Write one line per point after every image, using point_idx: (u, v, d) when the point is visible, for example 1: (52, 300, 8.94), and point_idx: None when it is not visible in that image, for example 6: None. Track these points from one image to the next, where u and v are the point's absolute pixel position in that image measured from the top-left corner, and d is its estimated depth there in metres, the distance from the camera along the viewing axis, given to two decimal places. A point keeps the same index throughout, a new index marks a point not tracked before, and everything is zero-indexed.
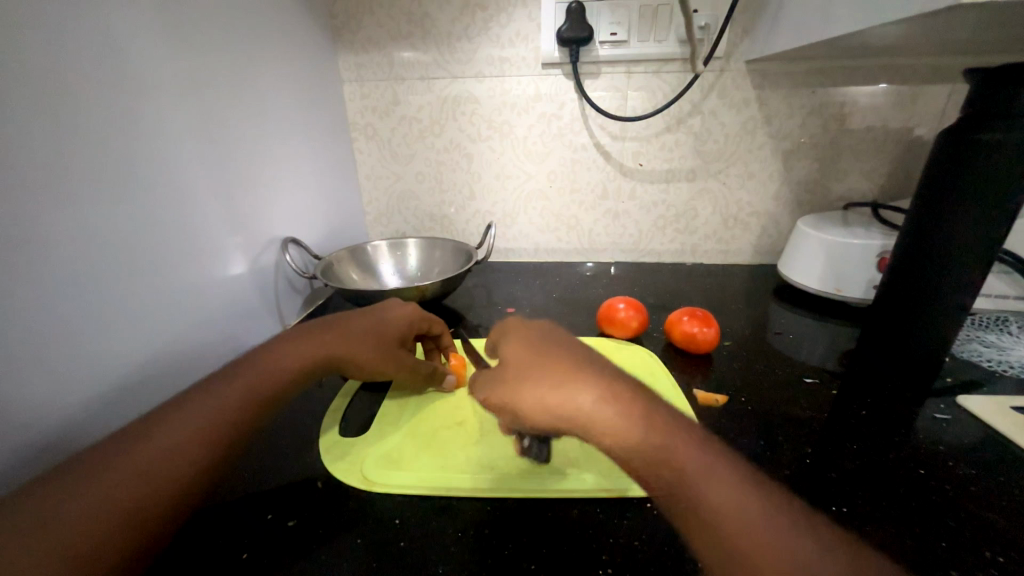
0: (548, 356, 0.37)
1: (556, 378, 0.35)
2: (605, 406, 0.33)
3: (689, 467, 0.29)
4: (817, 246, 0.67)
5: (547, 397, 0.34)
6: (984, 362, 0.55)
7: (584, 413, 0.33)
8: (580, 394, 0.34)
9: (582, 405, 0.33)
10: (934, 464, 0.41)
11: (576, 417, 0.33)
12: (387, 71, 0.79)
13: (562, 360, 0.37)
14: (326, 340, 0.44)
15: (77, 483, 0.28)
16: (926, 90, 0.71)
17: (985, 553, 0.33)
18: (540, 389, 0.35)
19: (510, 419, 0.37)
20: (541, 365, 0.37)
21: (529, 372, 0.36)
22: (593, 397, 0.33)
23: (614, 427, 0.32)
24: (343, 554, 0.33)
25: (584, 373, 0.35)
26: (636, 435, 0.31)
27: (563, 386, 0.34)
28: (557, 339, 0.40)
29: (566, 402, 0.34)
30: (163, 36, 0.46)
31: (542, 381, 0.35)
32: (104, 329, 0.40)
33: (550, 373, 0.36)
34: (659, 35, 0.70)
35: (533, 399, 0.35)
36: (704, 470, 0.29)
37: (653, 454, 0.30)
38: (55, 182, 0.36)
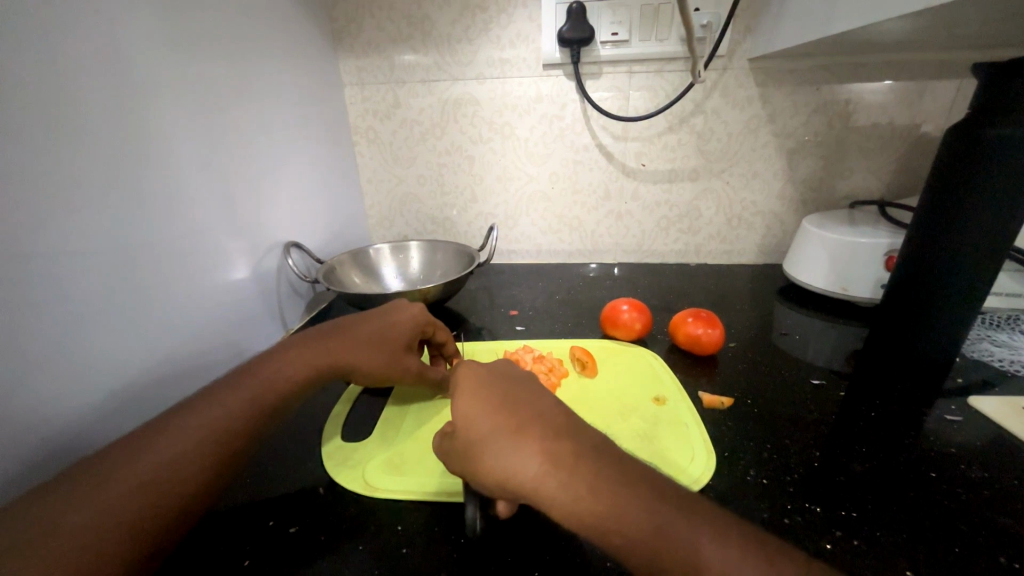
0: (492, 412, 0.34)
1: (502, 445, 0.32)
2: (557, 473, 0.30)
3: (654, 533, 0.27)
4: (823, 245, 0.66)
5: (498, 469, 0.31)
6: (995, 361, 0.54)
7: (536, 485, 0.30)
8: (527, 463, 0.30)
9: (531, 476, 0.30)
10: (945, 467, 0.40)
11: (530, 489, 0.30)
12: (388, 74, 0.79)
13: (505, 418, 0.33)
14: (328, 347, 0.43)
15: (78, 494, 0.28)
16: (933, 86, 0.70)
17: (999, 559, 0.32)
18: (488, 458, 0.32)
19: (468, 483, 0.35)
20: (485, 427, 0.33)
21: (475, 437, 0.33)
22: (543, 463, 0.30)
23: (571, 496, 0.29)
24: (345, 560, 0.33)
25: (531, 431, 0.32)
26: (594, 502, 0.28)
27: (509, 453, 0.31)
28: (501, 383, 0.36)
29: (517, 473, 0.31)
30: (162, 42, 0.46)
31: (491, 447, 0.32)
32: (105, 336, 0.40)
33: (495, 440, 0.32)
34: (660, 34, 0.70)
35: (487, 469, 0.32)
36: (670, 532, 0.27)
37: (616, 525, 0.28)
38: (56, 188, 0.36)
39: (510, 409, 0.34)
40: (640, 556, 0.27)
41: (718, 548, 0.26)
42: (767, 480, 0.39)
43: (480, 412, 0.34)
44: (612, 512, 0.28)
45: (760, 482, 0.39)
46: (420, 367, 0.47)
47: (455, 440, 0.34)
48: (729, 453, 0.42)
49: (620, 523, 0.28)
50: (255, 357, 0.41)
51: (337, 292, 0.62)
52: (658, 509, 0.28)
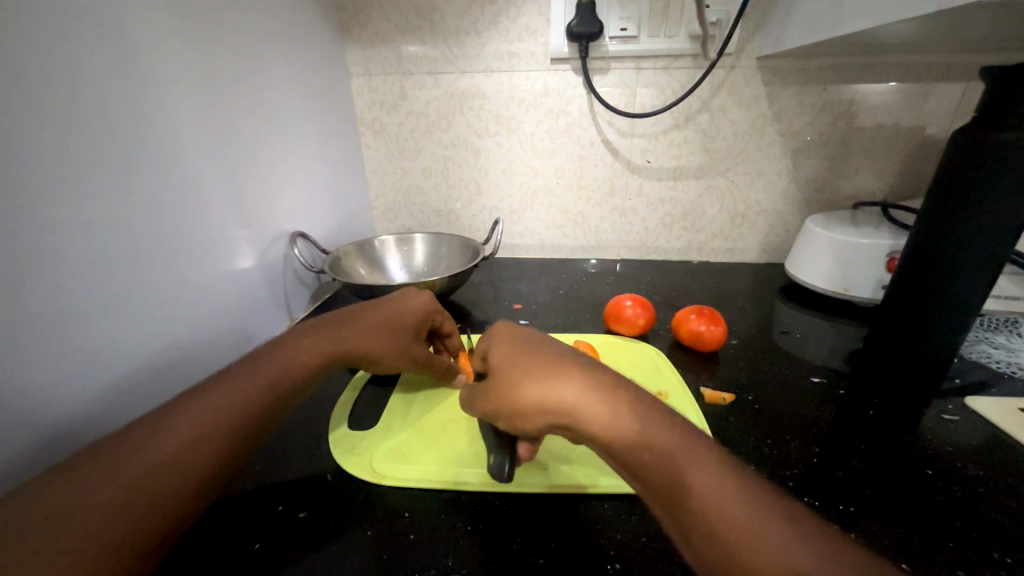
0: (529, 353, 0.36)
1: (541, 375, 0.34)
2: (589, 395, 0.32)
3: (666, 454, 0.29)
4: (825, 245, 0.67)
5: (536, 397, 0.33)
6: (993, 363, 0.55)
7: (569, 406, 0.32)
8: (563, 387, 0.32)
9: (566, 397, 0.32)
10: (941, 464, 0.41)
11: (563, 411, 0.32)
12: (395, 66, 0.78)
13: (542, 360, 0.35)
14: (339, 335, 0.44)
15: (97, 474, 0.29)
16: (939, 88, 0.70)
17: (992, 555, 0.33)
18: (527, 386, 0.34)
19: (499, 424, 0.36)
20: (522, 363, 0.35)
21: (513, 371, 0.35)
22: (580, 387, 0.32)
23: (599, 416, 0.31)
24: (354, 545, 0.33)
25: (567, 367, 0.34)
26: (617, 423, 0.31)
27: (547, 385, 0.33)
28: (533, 339, 0.39)
29: (552, 396, 0.32)
30: (171, 28, 0.46)
31: (527, 378, 0.34)
32: (112, 322, 0.40)
33: (532, 371, 0.34)
34: (669, 31, 0.70)
35: (524, 396, 0.33)
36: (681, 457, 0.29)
37: (634, 443, 0.30)
38: (62, 173, 0.36)
39: (546, 355, 0.36)
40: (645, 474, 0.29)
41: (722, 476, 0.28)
42: (767, 474, 0.40)
43: (518, 352, 0.37)
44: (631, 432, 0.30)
45: (760, 476, 0.40)
46: (427, 355, 0.48)
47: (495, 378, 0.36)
48: (730, 448, 0.43)
49: (637, 442, 0.30)
50: (264, 344, 0.41)
51: (343, 282, 0.63)
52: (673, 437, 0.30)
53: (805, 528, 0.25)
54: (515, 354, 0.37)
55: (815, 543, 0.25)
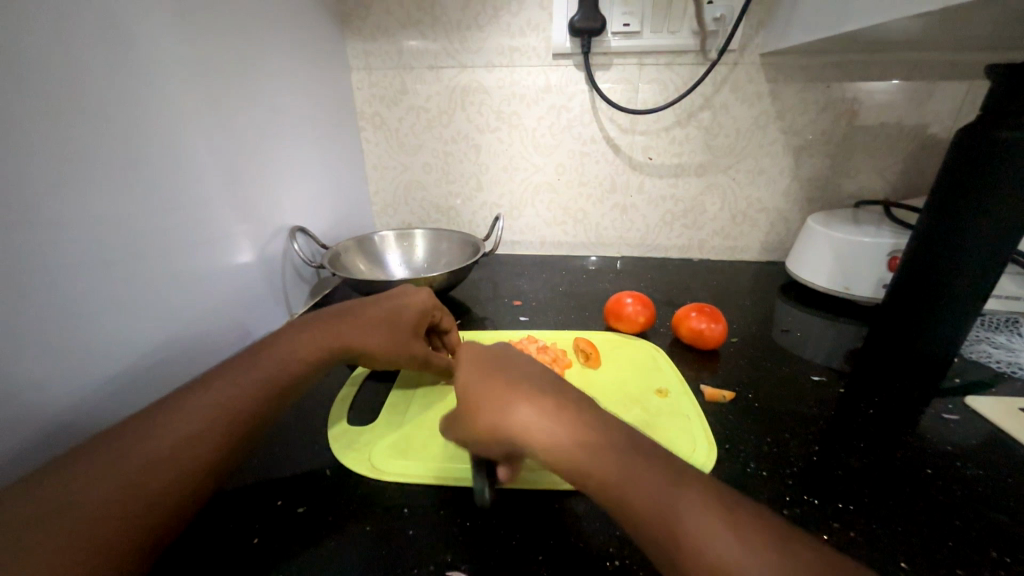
0: (493, 377, 0.36)
1: (510, 405, 0.33)
2: (545, 419, 0.32)
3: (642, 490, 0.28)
4: (827, 244, 0.66)
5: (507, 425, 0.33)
6: (993, 363, 0.55)
7: (529, 429, 0.32)
8: (521, 409, 0.33)
9: (527, 420, 0.32)
10: (940, 462, 0.41)
11: (523, 435, 0.32)
12: (395, 60, 0.78)
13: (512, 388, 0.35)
14: (338, 330, 0.44)
15: (98, 468, 0.29)
16: (942, 87, 0.70)
17: (991, 553, 0.33)
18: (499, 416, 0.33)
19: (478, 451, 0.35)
20: (490, 389, 0.35)
21: (477, 395, 0.36)
22: (538, 414, 0.32)
23: (557, 441, 0.31)
24: (352, 541, 0.33)
25: (524, 387, 0.35)
26: (580, 444, 0.30)
27: (513, 413, 0.33)
28: (500, 365, 0.38)
29: (513, 420, 0.33)
30: (171, 20, 0.46)
31: (497, 405, 0.34)
32: (110, 316, 0.40)
33: (492, 396, 0.35)
34: (673, 26, 0.69)
35: (490, 424, 0.34)
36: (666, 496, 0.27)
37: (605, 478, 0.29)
38: (59, 165, 0.36)
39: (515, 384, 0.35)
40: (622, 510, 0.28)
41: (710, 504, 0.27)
42: (766, 472, 0.40)
43: (476, 375, 0.37)
44: (598, 459, 0.29)
45: (760, 474, 0.40)
46: (425, 352, 0.48)
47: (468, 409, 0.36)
48: (730, 446, 0.43)
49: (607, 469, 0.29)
50: (260, 341, 0.41)
51: (341, 278, 0.62)
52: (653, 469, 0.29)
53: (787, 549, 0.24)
54: (477, 375, 0.37)
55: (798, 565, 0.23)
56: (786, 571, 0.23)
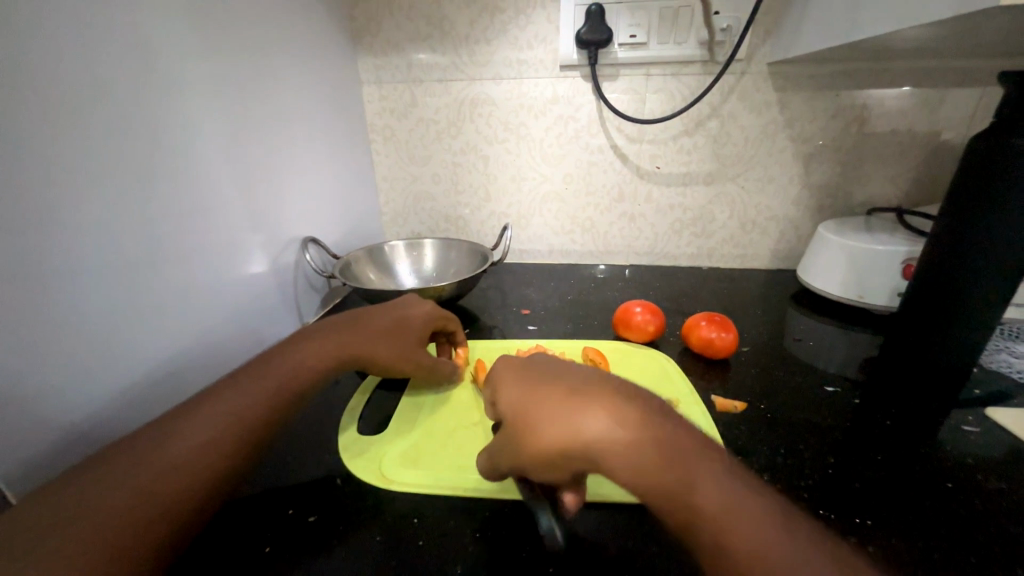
0: (543, 388, 0.34)
1: (570, 417, 0.31)
2: (613, 431, 0.30)
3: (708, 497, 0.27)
4: (839, 252, 0.66)
5: (573, 439, 0.30)
6: (1014, 373, 0.53)
7: (603, 443, 0.30)
8: (597, 420, 0.30)
9: (606, 435, 0.30)
10: (962, 476, 0.40)
11: (590, 449, 0.30)
12: (405, 73, 0.79)
13: (566, 398, 0.33)
14: (347, 337, 0.44)
15: (115, 474, 0.29)
16: (954, 93, 0.69)
17: (1017, 570, 0.32)
18: (561, 429, 0.31)
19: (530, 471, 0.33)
20: (544, 402, 0.33)
21: (528, 410, 0.33)
22: (604, 426, 0.30)
23: (629, 454, 0.29)
24: (362, 551, 0.33)
25: (588, 394, 0.32)
26: (650, 454, 0.29)
27: (577, 425, 0.31)
28: (544, 372, 0.36)
29: (577, 434, 0.30)
30: (187, 39, 0.47)
31: (557, 419, 0.31)
32: (127, 325, 0.41)
33: (553, 407, 0.32)
34: (679, 37, 0.70)
35: (549, 440, 0.31)
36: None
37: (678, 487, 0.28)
38: (78, 178, 0.37)
39: (567, 393, 0.33)
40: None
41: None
42: (781, 484, 0.39)
43: (534, 387, 0.34)
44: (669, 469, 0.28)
45: (774, 486, 0.39)
46: (432, 361, 0.48)
47: (518, 424, 0.33)
48: (743, 458, 0.42)
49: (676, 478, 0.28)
50: (269, 351, 0.41)
51: (352, 287, 0.63)
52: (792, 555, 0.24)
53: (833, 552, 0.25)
54: (525, 387, 0.35)
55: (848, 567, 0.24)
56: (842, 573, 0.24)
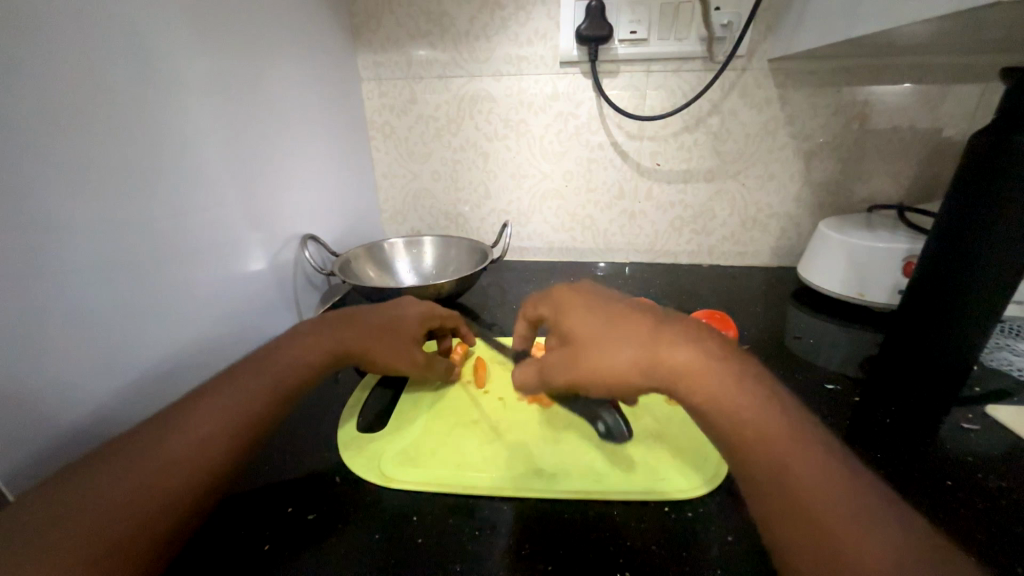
0: (631, 320, 0.39)
1: (658, 343, 0.36)
2: (699, 359, 0.35)
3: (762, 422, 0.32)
4: (839, 249, 0.65)
5: (660, 359, 0.35)
6: (1014, 371, 0.53)
7: (688, 367, 0.35)
8: (685, 349, 0.35)
9: (680, 361, 0.35)
10: (961, 474, 0.40)
11: (677, 368, 0.35)
12: (405, 70, 0.79)
13: (654, 330, 0.37)
14: (342, 334, 0.44)
15: (110, 472, 0.29)
16: (957, 90, 0.69)
17: (1016, 569, 0.32)
18: (651, 351, 0.36)
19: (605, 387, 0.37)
20: (632, 330, 0.38)
21: (614, 336, 0.38)
22: (690, 353, 0.35)
23: (711, 377, 0.34)
24: (362, 548, 0.33)
25: (676, 330, 0.37)
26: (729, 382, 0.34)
27: (666, 350, 0.36)
28: (629, 309, 0.41)
29: (669, 356, 0.35)
30: (186, 35, 0.47)
31: (646, 343, 0.36)
32: (124, 323, 0.41)
33: (629, 334, 0.37)
34: (679, 33, 0.69)
35: (636, 359, 0.36)
36: (840, 521, 0.28)
37: (741, 411, 0.33)
38: (74, 174, 0.37)
39: (657, 327, 0.38)
40: (765, 502, 0.30)
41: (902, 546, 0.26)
42: None
43: (624, 320, 0.39)
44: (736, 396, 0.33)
45: None
46: (428, 356, 0.48)
47: (602, 344, 0.38)
48: None
49: (739, 403, 0.33)
50: (263, 348, 0.41)
51: (351, 285, 0.63)
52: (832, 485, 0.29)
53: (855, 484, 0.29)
54: (611, 319, 0.40)
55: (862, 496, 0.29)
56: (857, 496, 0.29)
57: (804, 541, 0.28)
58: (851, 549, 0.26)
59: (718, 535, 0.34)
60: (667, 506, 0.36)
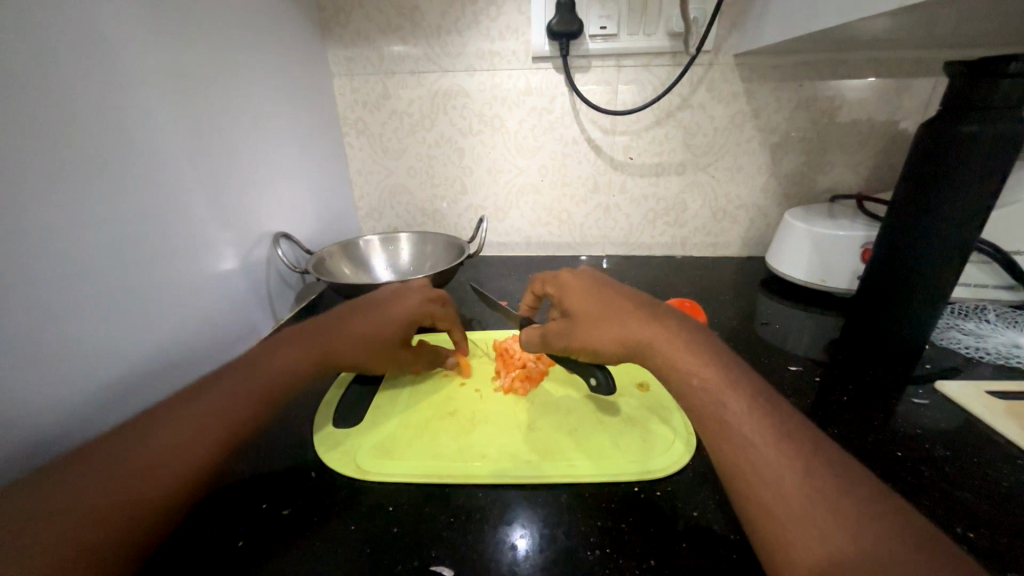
0: (609, 299, 0.44)
1: (631, 320, 0.41)
2: (668, 336, 0.39)
3: (711, 381, 0.35)
4: (803, 237, 0.68)
5: (628, 334, 0.40)
6: (962, 348, 0.57)
7: (654, 342, 0.39)
8: (650, 328, 0.40)
9: (649, 336, 0.39)
10: (911, 446, 0.42)
11: (646, 345, 0.39)
12: (377, 65, 0.78)
13: (629, 309, 0.42)
14: (327, 347, 0.43)
15: (78, 477, 0.29)
16: (911, 84, 0.72)
17: (956, 529, 0.34)
18: (623, 326, 0.41)
19: (583, 356, 0.43)
20: (609, 309, 0.42)
21: (594, 314, 0.43)
22: (656, 331, 0.40)
23: (674, 349, 0.38)
24: (337, 540, 0.34)
25: (649, 312, 0.42)
26: (693, 355, 0.37)
27: (636, 326, 0.40)
28: (611, 291, 0.45)
29: (638, 333, 0.40)
30: (148, 29, 0.45)
31: (619, 319, 0.41)
32: (87, 326, 0.39)
33: (608, 313, 0.42)
34: (648, 28, 0.71)
35: (609, 334, 0.41)
36: (774, 464, 0.30)
37: (695, 375, 0.36)
38: (27, 170, 0.35)
39: (633, 306, 0.42)
40: (711, 447, 0.33)
41: (829, 486, 0.29)
42: None
43: (602, 299, 0.44)
44: (695, 365, 0.37)
45: None
46: (414, 352, 0.49)
47: (582, 319, 0.43)
48: None
49: (697, 366, 0.36)
50: (258, 348, 0.41)
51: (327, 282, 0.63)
52: (773, 434, 0.32)
53: (787, 432, 0.32)
54: (593, 299, 0.44)
55: (788, 442, 0.31)
56: (781, 439, 0.31)
57: (727, 466, 0.32)
58: (762, 474, 0.30)
59: (684, 511, 0.35)
60: (636, 486, 0.38)
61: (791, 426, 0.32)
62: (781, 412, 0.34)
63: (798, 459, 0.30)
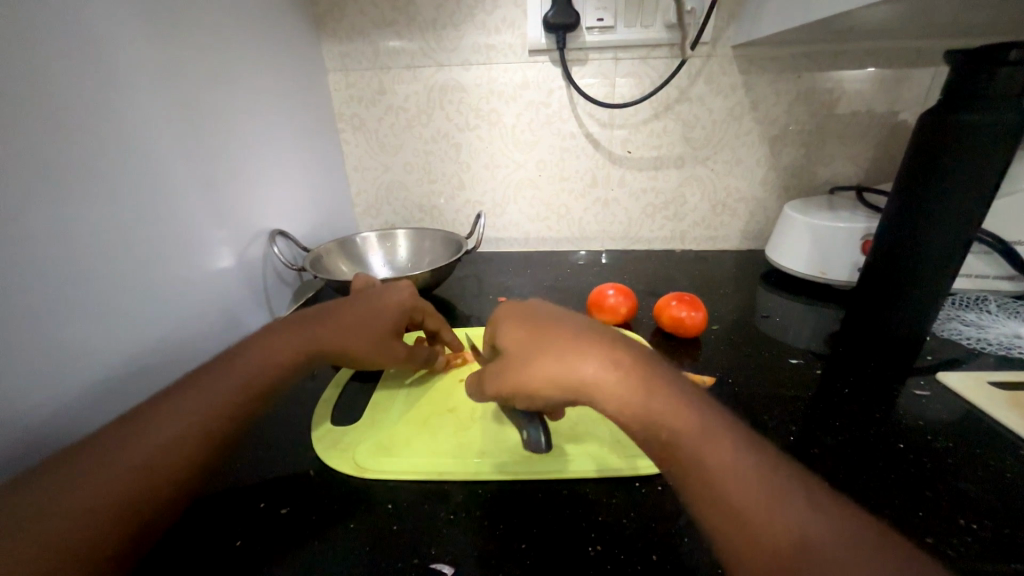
0: (539, 329, 0.37)
1: (567, 356, 0.34)
2: (616, 371, 0.33)
3: (685, 434, 0.31)
4: (803, 230, 0.68)
5: (566, 374, 0.34)
6: (964, 340, 0.56)
7: (599, 382, 0.33)
8: (591, 364, 0.33)
9: (591, 374, 0.33)
10: (914, 438, 0.42)
11: (590, 386, 0.33)
12: (372, 60, 0.77)
13: (562, 341, 0.35)
14: (317, 334, 0.42)
15: (70, 478, 0.28)
16: (911, 74, 0.72)
17: (960, 521, 0.34)
18: (556, 366, 0.34)
19: (521, 399, 0.37)
20: (539, 343, 0.36)
21: (523, 351, 0.36)
22: (600, 364, 0.33)
23: (624, 388, 0.33)
24: (335, 540, 0.33)
25: (585, 341, 0.35)
26: (648, 398, 0.32)
27: (574, 363, 0.34)
28: (542, 318, 0.38)
29: (578, 372, 0.33)
30: (139, 23, 0.45)
31: (552, 356, 0.34)
32: (82, 325, 0.39)
33: (539, 349, 0.35)
34: (645, 21, 0.70)
35: (543, 376, 0.34)
36: (770, 524, 0.27)
37: (666, 423, 0.31)
38: (19, 169, 0.34)
39: (567, 337, 0.35)
40: (699, 509, 0.29)
41: (820, 524, 0.27)
42: None
43: (531, 331, 0.37)
44: (661, 410, 0.31)
45: None
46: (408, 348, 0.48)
47: (512, 359, 0.36)
48: None
49: (665, 413, 0.31)
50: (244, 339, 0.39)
51: (323, 280, 0.62)
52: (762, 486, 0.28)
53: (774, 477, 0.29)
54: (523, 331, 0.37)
55: (780, 490, 0.28)
56: (770, 489, 0.28)
57: (720, 530, 0.28)
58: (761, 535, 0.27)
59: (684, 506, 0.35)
60: (637, 481, 0.38)
61: (777, 469, 0.29)
62: (765, 454, 0.30)
63: (785, 500, 0.28)
